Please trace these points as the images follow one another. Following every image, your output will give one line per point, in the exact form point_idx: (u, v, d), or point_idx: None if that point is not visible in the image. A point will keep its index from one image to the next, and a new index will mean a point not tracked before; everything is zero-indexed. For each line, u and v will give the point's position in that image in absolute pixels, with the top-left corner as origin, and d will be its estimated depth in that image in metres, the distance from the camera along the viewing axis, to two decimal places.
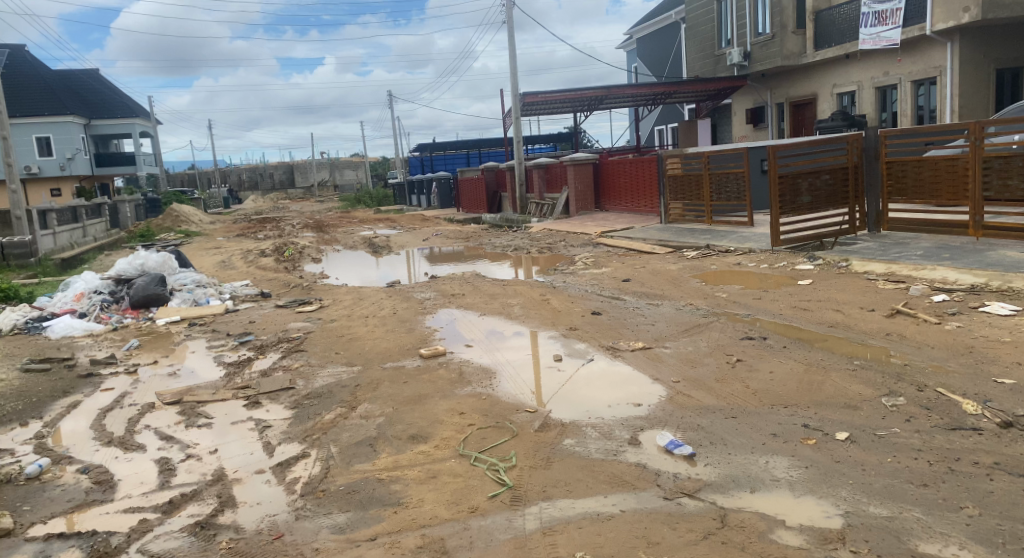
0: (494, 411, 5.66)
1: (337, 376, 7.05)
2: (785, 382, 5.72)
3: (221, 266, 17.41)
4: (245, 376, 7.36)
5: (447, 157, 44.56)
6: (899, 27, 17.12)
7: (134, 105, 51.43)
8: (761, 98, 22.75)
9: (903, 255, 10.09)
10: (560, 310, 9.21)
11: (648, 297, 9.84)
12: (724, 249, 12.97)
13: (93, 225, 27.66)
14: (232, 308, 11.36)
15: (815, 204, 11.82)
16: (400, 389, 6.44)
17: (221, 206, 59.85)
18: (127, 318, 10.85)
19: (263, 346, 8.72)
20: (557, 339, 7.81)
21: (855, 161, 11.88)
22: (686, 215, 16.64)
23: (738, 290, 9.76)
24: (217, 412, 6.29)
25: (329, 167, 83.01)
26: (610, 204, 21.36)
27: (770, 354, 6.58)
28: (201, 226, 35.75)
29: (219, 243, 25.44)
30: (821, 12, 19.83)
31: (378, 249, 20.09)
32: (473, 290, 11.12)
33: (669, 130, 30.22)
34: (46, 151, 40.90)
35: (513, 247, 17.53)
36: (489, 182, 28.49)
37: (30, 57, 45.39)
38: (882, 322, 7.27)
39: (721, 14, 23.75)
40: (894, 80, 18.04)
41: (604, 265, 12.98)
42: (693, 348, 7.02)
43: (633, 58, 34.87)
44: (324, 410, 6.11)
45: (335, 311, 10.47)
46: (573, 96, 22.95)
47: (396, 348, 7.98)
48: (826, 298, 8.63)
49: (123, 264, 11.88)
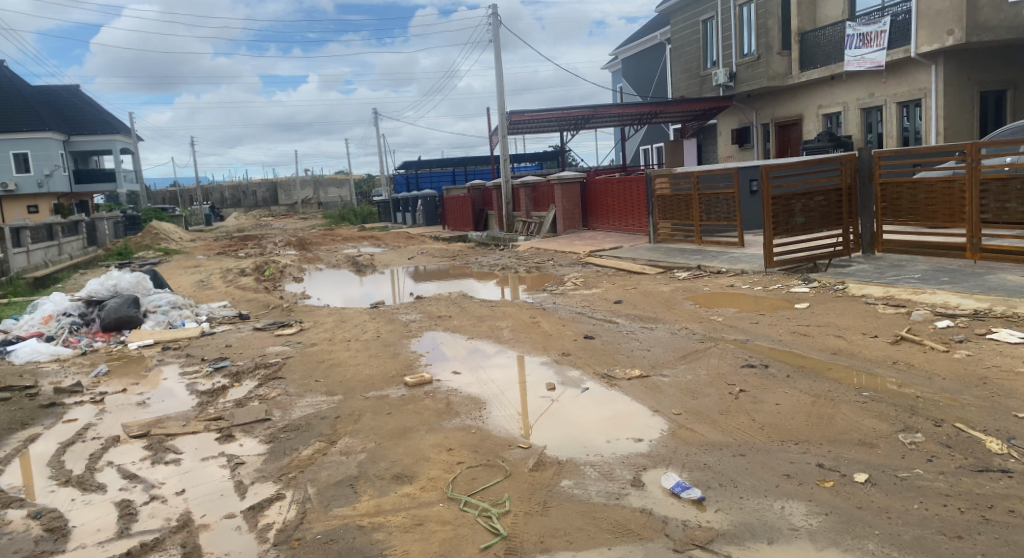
0: (484, 447, 5.29)
1: (316, 406, 6.65)
2: (793, 416, 5.40)
3: (200, 285, 16.96)
4: (218, 406, 6.93)
5: (432, 176, 44.36)
6: (884, 49, 17.18)
7: (116, 122, 50.87)
8: (747, 119, 22.69)
9: (900, 278, 9.87)
10: (551, 333, 8.87)
11: (641, 319, 9.53)
12: (715, 270, 12.72)
13: (69, 242, 27.05)
14: (209, 331, 10.91)
15: (809, 225, 11.57)
16: (383, 422, 6.05)
17: (203, 223, 59.17)
18: (97, 341, 10.38)
19: (239, 372, 8.29)
20: (550, 365, 7.45)
21: (849, 181, 11.69)
22: (675, 235, 16.40)
23: (733, 313, 9.47)
24: (186, 447, 5.84)
25: (313, 185, 82.62)
26: (597, 223, 21.13)
27: (773, 383, 6.26)
28: (181, 244, 35.14)
29: (198, 262, 24.92)
30: (806, 34, 19.86)
31: (362, 267, 19.70)
32: (460, 311, 10.76)
33: (655, 150, 30.15)
34: (23, 167, 40.26)
35: (500, 266, 17.21)
36: (475, 201, 28.25)
37: (9, 74, 44.85)
38: (887, 349, 7.00)
39: (706, 35, 23.75)
40: (879, 102, 17.99)
41: (594, 286, 12.68)
42: (693, 376, 6.69)
43: (618, 78, 34.88)
44: (302, 444, 5.70)
45: (316, 334, 10.05)
46: (560, 115, 22.79)
47: (380, 375, 7.58)
48: (825, 323, 8.36)
49: (95, 285, 11.39)
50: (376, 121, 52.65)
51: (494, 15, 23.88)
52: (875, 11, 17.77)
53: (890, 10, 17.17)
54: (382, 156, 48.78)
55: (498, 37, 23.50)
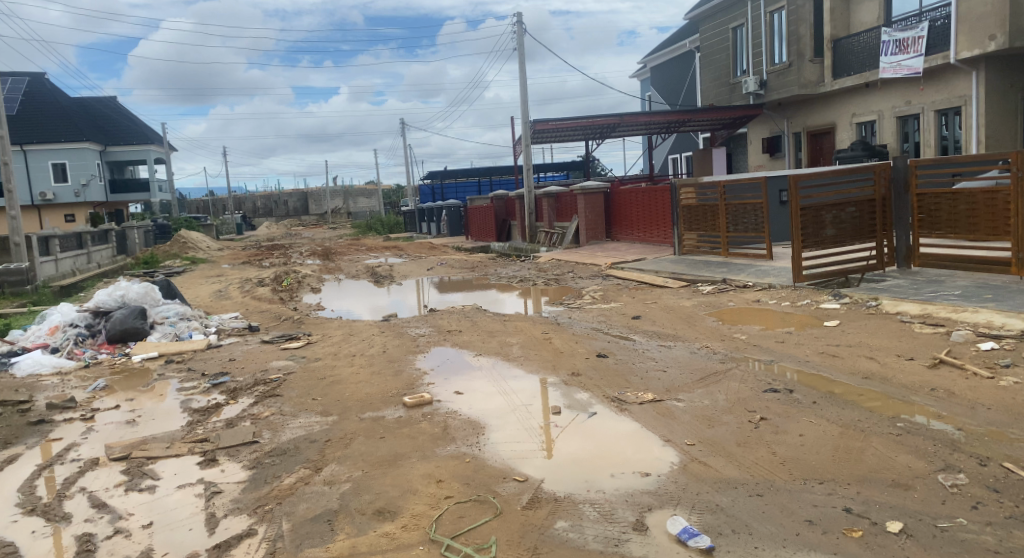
0: (477, 479, 4.86)
1: (308, 428, 6.29)
2: (818, 450, 4.89)
3: (217, 296, 16.83)
4: (207, 426, 6.60)
5: (458, 186, 44.19)
6: (922, 55, 16.41)
7: (151, 133, 51.71)
8: (777, 127, 22.01)
9: (939, 294, 9.24)
10: (563, 351, 8.42)
11: (659, 337, 9.04)
12: (742, 284, 12.16)
13: (98, 251, 27.32)
14: (215, 343, 10.66)
15: (840, 238, 10.99)
16: (374, 447, 5.65)
17: (234, 232, 59.80)
18: (102, 353, 10.20)
19: (236, 389, 7.98)
20: (559, 387, 6.99)
21: (883, 192, 11.07)
22: (701, 247, 15.84)
23: (758, 331, 8.92)
24: (165, 472, 5.51)
25: (342, 194, 83.21)
26: (620, 234, 20.63)
27: (798, 412, 5.74)
28: (209, 253, 35.33)
29: (221, 271, 24.90)
30: (840, 40, 19.20)
31: (381, 277, 19.42)
32: (471, 326, 10.36)
33: (683, 159, 29.55)
34: (61, 177, 40.97)
35: (520, 277, 16.79)
36: (499, 212, 27.92)
37: (49, 86, 45.92)
38: (925, 374, 6.44)
39: (736, 43, 23.18)
40: (916, 109, 17.24)
41: (614, 300, 12.21)
42: (710, 402, 6.18)
43: (646, 87, 34.40)
44: (285, 472, 5.33)
45: (321, 348, 9.73)
46: (584, 124, 22.35)
47: (379, 394, 7.20)
48: (857, 343, 7.80)
49: (103, 295, 11.18)
50: (404, 132, 52.82)
51: (519, 24, 23.63)
52: (912, 17, 17.14)
53: (929, 15, 16.51)
54: (408, 166, 48.79)
55: (523, 46, 23.24)
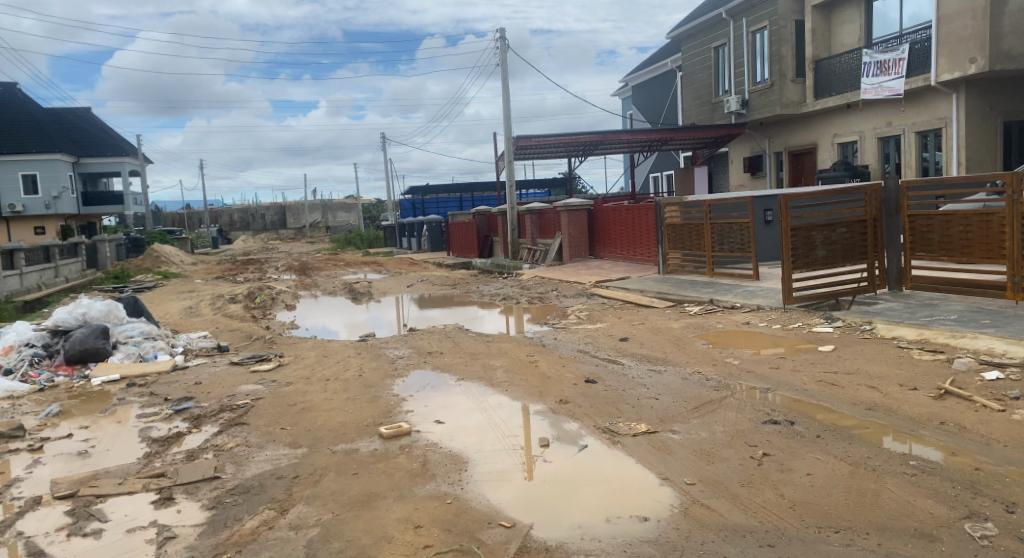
0: (459, 524, 4.44)
1: (275, 462, 5.81)
2: (830, 492, 4.56)
3: (187, 313, 16.22)
4: (166, 459, 6.08)
5: (439, 201, 43.81)
6: (903, 77, 16.31)
7: (125, 145, 50.83)
8: (759, 147, 21.89)
9: (934, 319, 8.98)
10: (549, 375, 8.00)
11: (648, 360, 8.67)
12: (730, 305, 11.86)
13: (67, 264, 26.50)
14: (181, 365, 10.11)
15: (831, 258, 10.66)
16: (346, 486, 5.19)
17: (210, 246, 58.83)
18: (59, 375, 9.62)
19: (200, 416, 7.46)
20: (545, 416, 6.55)
21: (874, 213, 10.79)
22: (686, 265, 15.55)
23: (751, 356, 8.58)
24: (115, 513, 4.99)
25: (321, 208, 82.55)
26: (604, 251, 20.33)
27: (802, 446, 5.38)
28: (183, 267, 34.50)
29: (193, 287, 24.17)
30: (821, 61, 19.16)
31: (359, 294, 18.93)
32: (453, 347, 9.91)
33: (665, 177, 29.43)
34: (32, 189, 40.00)
35: (502, 295, 16.38)
36: (480, 227, 27.57)
37: (22, 97, 44.98)
38: (930, 406, 6.13)
39: (718, 63, 23.11)
40: (898, 131, 17.17)
41: (600, 320, 11.84)
42: (708, 434, 5.81)
43: (628, 105, 34.35)
44: (247, 513, 4.84)
45: (294, 371, 9.24)
46: (567, 141, 22.08)
47: (353, 423, 6.73)
48: (855, 370, 7.48)
49: (62, 313, 10.58)
50: (383, 147, 52.35)
51: (500, 40, 23.41)
52: (892, 39, 17.24)
53: (909, 37, 16.57)
54: (389, 181, 48.34)
55: (505, 61, 23.00)
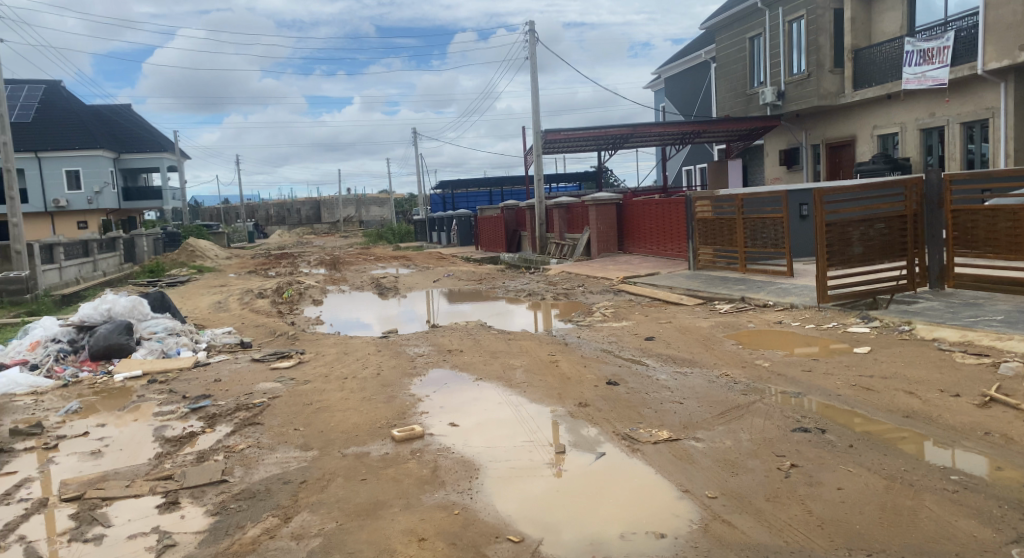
0: (465, 537, 4.27)
1: (284, 466, 5.68)
2: (862, 509, 4.26)
3: (215, 308, 16.31)
4: (176, 461, 5.99)
5: (469, 196, 43.72)
6: (948, 66, 15.67)
7: (164, 141, 51.72)
8: (795, 139, 21.26)
9: (978, 320, 8.53)
10: (569, 376, 7.76)
11: (674, 362, 8.37)
12: (762, 303, 11.46)
13: (104, 258, 26.96)
14: (203, 361, 10.09)
15: (867, 256, 10.24)
16: (353, 492, 5.03)
17: (245, 240, 59.69)
18: (83, 371, 9.67)
19: (215, 415, 7.37)
20: (563, 420, 6.31)
21: (915, 208, 10.31)
22: (717, 261, 15.13)
23: (782, 357, 8.22)
24: (118, 517, 4.90)
25: (355, 203, 83.17)
26: (633, 246, 19.96)
27: (833, 458, 5.07)
28: (217, 261, 34.94)
29: (225, 281, 24.31)
30: (861, 50, 18.49)
31: (385, 289, 18.86)
32: (474, 345, 9.72)
33: (698, 170, 28.86)
34: (74, 184, 40.88)
35: (528, 291, 16.14)
36: (509, 221, 27.34)
37: (65, 94, 46.01)
38: (974, 415, 5.76)
39: (753, 53, 22.51)
40: (941, 122, 16.49)
41: (626, 318, 11.53)
42: (733, 442, 5.52)
43: (661, 98, 33.80)
44: (250, 521, 4.71)
45: (313, 369, 9.13)
46: (597, 134, 21.70)
47: (367, 424, 6.57)
48: (893, 373, 7.10)
49: (87, 309, 10.63)
50: (414, 142, 52.50)
51: (530, 33, 23.10)
52: (937, 27, 16.48)
53: (954, 25, 15.82)
54: (420, 176, 48.39)
55: (535, 54, 22.70)
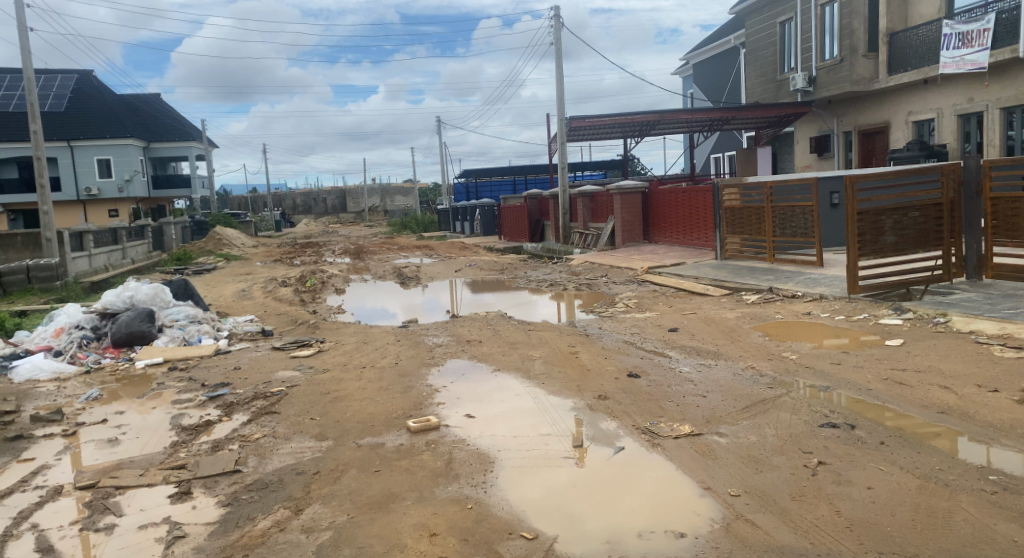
0: (478, 533, 4.15)
1: (299, 456, 5.61)
2: (894, 510, 4.05)
3: (239, 296, 16.38)
4: (191, 450, 5.95)
5: (493, 185, 43.57)
6: (988, 49, 15.14)
7: (193, 130, 52.23)
8: (826, 126, 20.75)
9: (1018, 312, 8.19)
10: (590, 368, 7.60)
11: (698, 354, 8.16)
12: (790, 294, 11.18)
13: (134, 246, 27.26)
14: (224, 349, 10.09)
15: (901, 245, 9.91)
16: (366, 484, 4.93)
17: (272, 229, 60.23)
18: (106, 357, 9.74)
19: (232, 404, 7.34)
20: (582, 413, 6.16)
21: (952, 195, 9.95)
22: (744, 251, 14.82)
23: (810, 350, 7.97)
24: (130, 507, 4.86)
25: (380, 192, 83.43)
26: (658, 236, 19.67)
27: (862, 455, 4.85)
28: (243, 250, 35.23)
29: (251, 269, 24.48)
30: (896, 34, 17.93)
31: (407, 278, 18.83)
32: (493, 335, 9.60)
33: (726, 158, 28.39)
34: (105, 172, 41.44)
35: (551, 280, 15.98)
36: (533, 210, 27.14)
37: (97, 83, 46.60)
38: (1014, 411, 5.50)
39: (784, 39, 21.98)
40: (980, 107, 15.95)
41: (649, 309, 11.32)
42: (758, 438, 5.33)
43: (688, 84, 33.28)
44: (261, 513, 4.63)
45: (331, 358, 9.07)
46: (622, 122, 21.38)
47: (384, 414, 6.48)
48: (927, 367, 6.84)
49: (111, 296, 10.68)
50: (439, 131, 52.50)
51: (555, 19, 22.79)
52: (977, 8, 15.82)
53: (995, 6, 15.23)
54: (445, 166, 48.36)
55: (560, 41, 22.42)
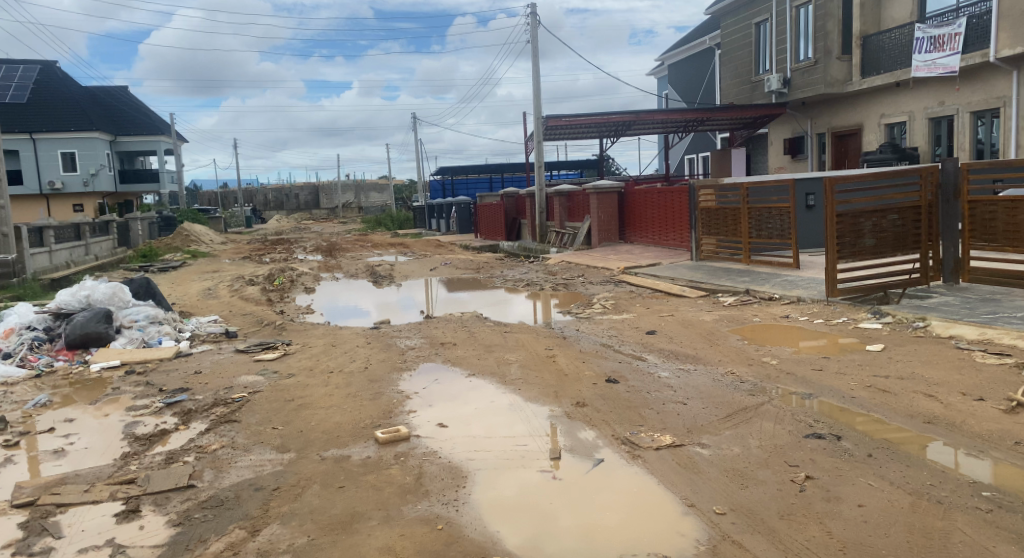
0: None
1: (258, 469, 5.27)
2: (888, 531, 3.86)
3: (205, 295, 15.87)
4: (143, 462, 5.58)
5: (469, 182, 43.24)
6: (959, 53, 15.16)
7: (161, 124, 51.06)
8: (800, 127, 20.75)
9: (997, 316, 8.11)
10: (566, 373, 7.34)
11: (677, 358, 7.94)
12: (767, 296, 11.03)
13: (97, 241, 26.44)
14: (185, 351, 9.66)
15: (880, 248, 9.81)
16: (329, 502, 4.61)
17: (243, 225, 59.21)
18: (59, 360, 9.26)
19: (190, 411, 6.95)
20: (559, 421, 5.90)
21: (929, 198, 9.88)
22: (721, 252, 14.69)
23: (790, 354, 7.79)
24: (72, 528, 4.49)
25: (354, 189, 82.59)
26: (634, 236, 19.51)
27: (851, 468, 4.66)
28: (212, 246, 34.47)
29: (219, 267, 23.84)
30: (869, 37, 17.95)
31: (380, 276, 18.42)
32: (467, 338, 9.30)
33: (701, 159, 28.38)
34: (70, 166, 40.26)
35: (527, 280, 15.71)
36: (509, 209, 26.85)
37: (60, 74, 45.28)
38: (1001, 421, 5.35)
39: (759, 40, 21.95)
40: (951, 111, 16.00)
41: (626, 310, 11.11)
42: (741, 449, 5.12)
43: (664, 85, 33.27)
44: (214, 534, 4.30)
45: (298, 361, 8.71)
46: (599, 121, 21.18)
47: (350, 424, 6.16)
48: (909, 374, 6.69)
49: (65, 296, 10.18)
50: (413, 128, 52.04)
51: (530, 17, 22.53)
52: (948, 13, 15.88)
53: (966, 11, 15.27)
54: (420, 163, 47.91)
55: (536, 38, 22.15)
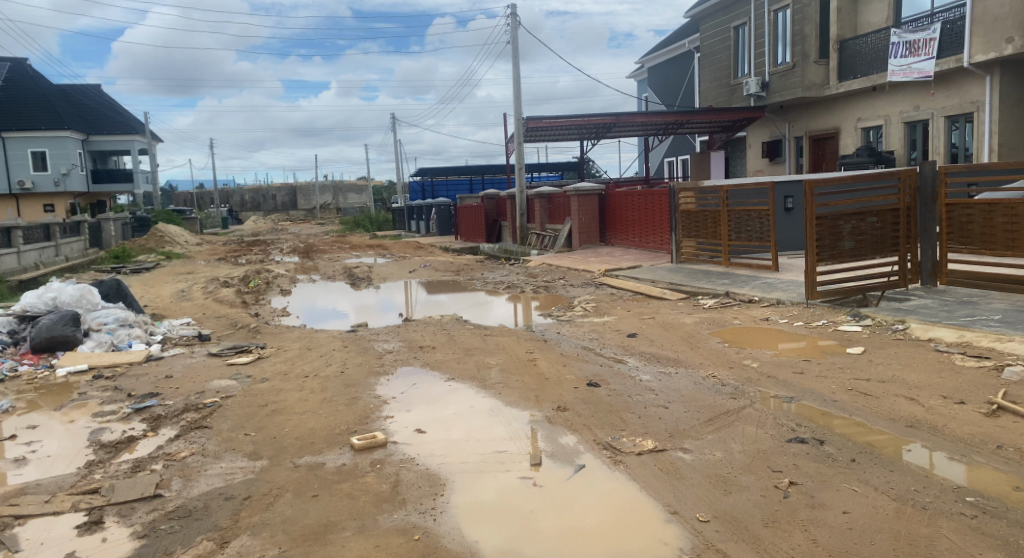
0: None
1: (228, 478, 5.09)
2: (873, 538, 3.79)
3: (179, 297, 15.55)
4: (108, 471, 5.37)
5: (449, 184, 43.04)
6: (933, 58, 15.34)
7: (135, 124, 50.25)
8: (779, 131, 20.85)
9: (974, 319, 8.13)
10: (547, 377, 7.22)
11: (658, 361, 7.86)
12: (748, 298, 11.01)
13: (68, 243, 25.87)
14: (156, 355, 9.41)
15: (859, 250, 9.80)
16: (302, 511, 4.46)
17: (220, 226, 58.45)
18: (23, 364, 8.97)
19: (160, 417, 6.73)
20: (540, 426, 5.78)
21: (908, 201, 9.85)
22: (700, 255, 14.67)
23: (771, 357, 7.75)
24: (30, 541, 4.29)
25: (332, 190, 81.95)
26: (615, 238, 19.48)
27: (835, 474, 4.59)
28: (187, 248, 33.94)
29: (194, 268, 23.44)
30: (846, 41, 18.09)
31: (358, 278, 18.19)
32: (447, 341, 9.16)
33: (680, 162, 28.44)
34: (40, 165, 39.44)
35: (507, 282, 15.59)
36: (489, 211, 26.73)
37: (31, 72, 44.37)
38: (982, 425, 5.32)
39: (737, 43, 22.04)
40: (926, 115, 16.15)
41: (607, 313, 11.02)
42: (724, 454, 5.04)
43: (643, 88, 33.36)
44: (180, 546, 4.13)
45: (273, 365, 8.51)
46: (579, 123, 21.12)
47: (325, 430, 5.99)
48: (890, 377, 6.66)
49: (31, 298, 9.88)
50: (393, 129, 51.72)
51: (510, 18, 22.44)
52: (923, 18, 16.05)
53: (941, 16, 15.43)
54: (399, 164, 47.61)
55: (516, 39, 22.06)
